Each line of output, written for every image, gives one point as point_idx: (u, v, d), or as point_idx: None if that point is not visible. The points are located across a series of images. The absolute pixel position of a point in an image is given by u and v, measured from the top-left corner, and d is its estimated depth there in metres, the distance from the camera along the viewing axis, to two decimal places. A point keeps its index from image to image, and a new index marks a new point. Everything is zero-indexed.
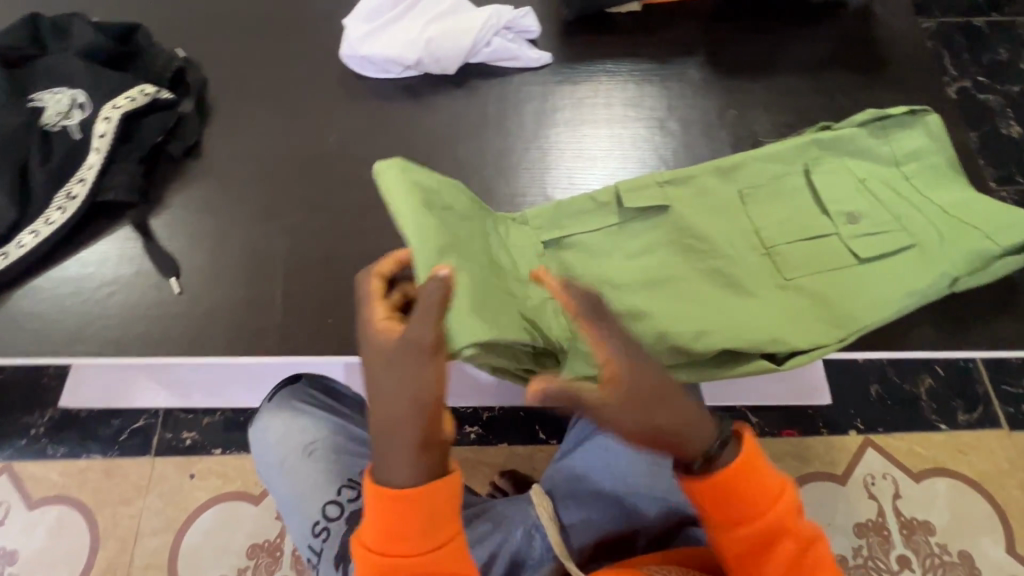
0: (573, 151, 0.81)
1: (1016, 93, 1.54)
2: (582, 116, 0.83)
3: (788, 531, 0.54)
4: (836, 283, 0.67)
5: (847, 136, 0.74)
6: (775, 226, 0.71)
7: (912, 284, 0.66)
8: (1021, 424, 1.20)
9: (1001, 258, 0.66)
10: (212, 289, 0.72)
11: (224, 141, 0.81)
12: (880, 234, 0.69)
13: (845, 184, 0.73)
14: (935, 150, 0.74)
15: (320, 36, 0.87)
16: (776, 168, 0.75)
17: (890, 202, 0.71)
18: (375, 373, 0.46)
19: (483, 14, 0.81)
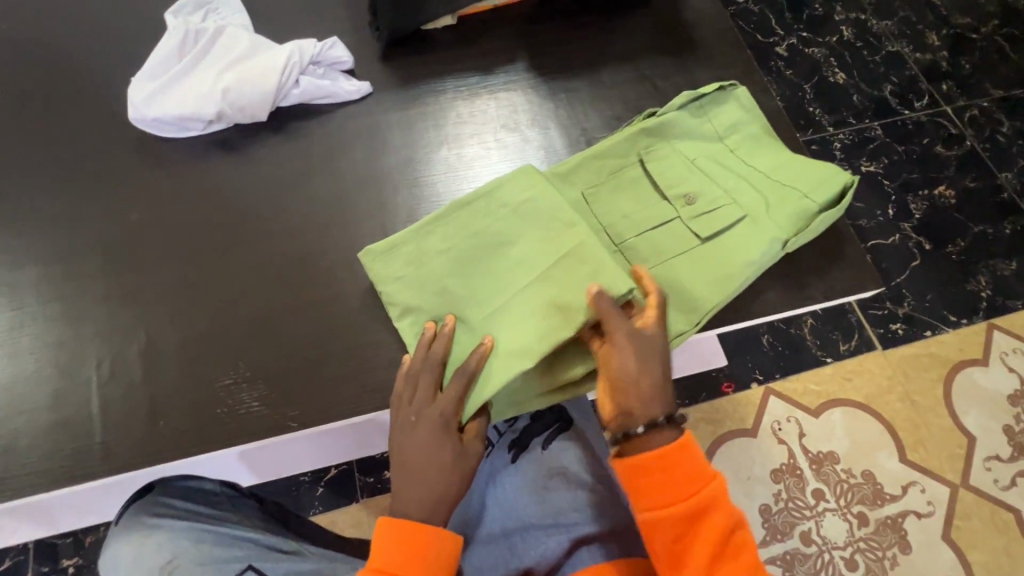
0: (410, 179, 0.76)
1: (836, 42, 1.69)
2: (415, 140, 0.79)
3: (714, 513, 0.55)
4: (685, 267, 0.69)
5: (671, 120, 0.76)
6: (622, 222, 0.71)
7: (750, 253, 0.68)
8: (890, 341, 1.32)
9: (818, 215, 0.71)
10: (19, 415, 0.62)
11: (10, 239, 0.70)
12: (717, 210, 0.71)
13: (679, 167, 0.74)
14: (749, 121, 0.78)
15: (108, 101, 0.78)
16: (613, 163, 0.75)
17: (720, 177, 0.74)
18: (424, 436, 0.58)
19: (283, 52, 0.76)
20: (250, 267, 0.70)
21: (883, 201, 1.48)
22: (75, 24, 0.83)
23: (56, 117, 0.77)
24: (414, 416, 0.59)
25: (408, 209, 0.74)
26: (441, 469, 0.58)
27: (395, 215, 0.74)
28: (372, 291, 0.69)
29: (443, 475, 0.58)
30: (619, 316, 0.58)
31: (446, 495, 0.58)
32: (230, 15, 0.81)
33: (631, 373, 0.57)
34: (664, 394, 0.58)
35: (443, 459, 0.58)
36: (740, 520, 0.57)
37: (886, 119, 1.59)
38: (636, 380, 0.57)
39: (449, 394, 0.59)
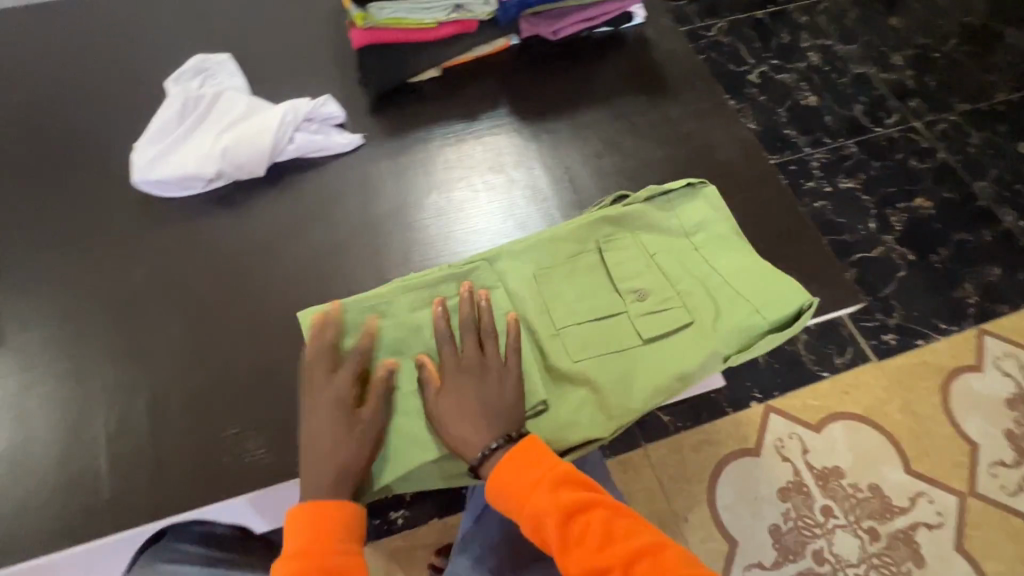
0: (390, 233, 0.79)
1: (805, 67, 1.77)
2: (390, 197, 0.82)
3: (608, 545, 0.55)
4: (621, 366, 0.68)
5: (636, 212, 0.76)
6: (565, 312, 0.71)
7: (688, 364, 0.68)
8: (885, 353, 1.34)
9: (766, 335, 0.69)
10: (22, 478, 0.63)
11: (19, 302, 0.73)
12: (665, 310, 0.71)
13: (635, 260, 0.74)
14: (718, 218, 0.77)
15: (112, 166, 0.82)
16: (571, 248, 0.75)
17: (675, 275, 0.73)
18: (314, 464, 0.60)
19: (279, 112, 0.80)
20: (251, 318, 0.72)
21: (864, 215, 1.53)
22: (80, 95, 0.88)
23: (64, 183, 0.81)
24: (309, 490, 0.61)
25: (381, 266, 0.76)
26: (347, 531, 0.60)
27: (380, 267, 0.76)
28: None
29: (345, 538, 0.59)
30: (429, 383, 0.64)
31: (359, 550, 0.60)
32: (227, 80, 0.86)
33: (462, 432, 0.62)
34: (498, 422, 0.62)
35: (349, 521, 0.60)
36: (650, 540, 0.55)
37: (859, 137, 1.66)
38: (467, 433, 0.62)
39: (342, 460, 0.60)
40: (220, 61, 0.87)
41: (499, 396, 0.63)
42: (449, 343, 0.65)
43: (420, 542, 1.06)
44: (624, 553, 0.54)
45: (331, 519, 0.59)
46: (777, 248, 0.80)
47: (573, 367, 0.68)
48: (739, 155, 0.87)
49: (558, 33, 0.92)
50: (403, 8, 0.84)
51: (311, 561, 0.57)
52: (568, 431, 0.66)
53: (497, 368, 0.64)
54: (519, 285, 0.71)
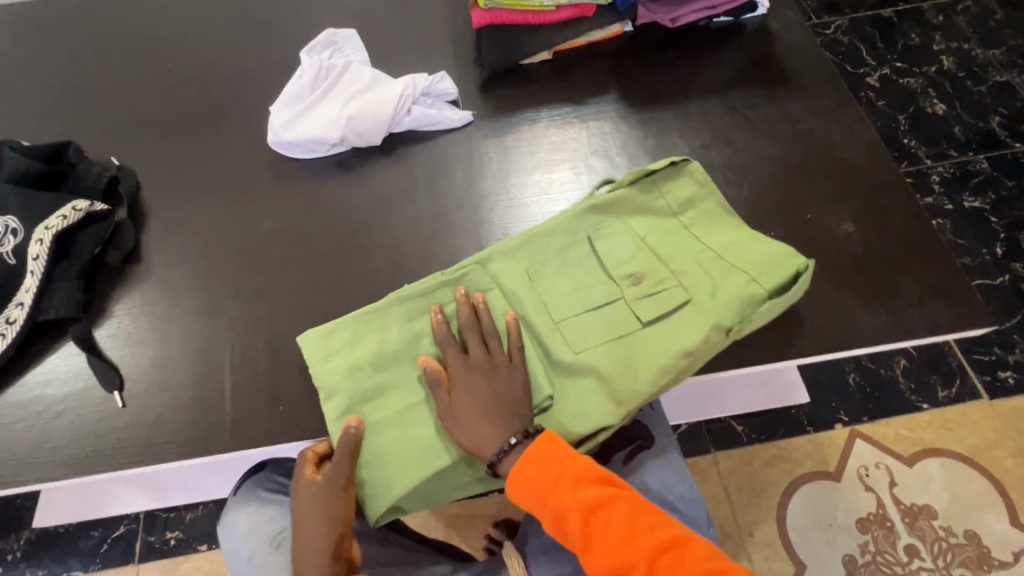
0: (482, 209, 0.82)
1: (934, 72, 1.62)
2: (480, 174, 0.84)
3: (631, 539, 0.58)
4: (621, 353, 0.68)
5: (619, 199, 0.74)
6: (561, 306, 0.70)
7: (688, 341, 0.66)
8: (999, 391, 1.21)
9: (767, 300, 0.67)
10: (161, 392, 0.72)
11: (166, 241, 0.82)
12: (660, 292, 0.69)
13: (626, 245, 0.72)
14: (705, 195, 0.74)
15: (250, 127, 0.90)
16: (561, 242, 0.74)
17: (668, 255, 0.72)
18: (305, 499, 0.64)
19: (400, 85, 0.85)
20: (360, 275, 0.78)
21: (990, 238, 1.39)
22: (226, 62, 0.97)
23: (208, 140, 0.90)
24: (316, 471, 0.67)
25: (469, 243, 0.79)
26: (326, 518, 0.64)
27: (475, 242, 0.79)
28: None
29: (320, 522, 0.64)
30: (439, 386, 0.65)
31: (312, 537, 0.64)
32: (353, 53, 0.92)
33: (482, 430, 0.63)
34: (511, 419, 0.64)
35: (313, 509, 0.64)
36: (673, 534, 0.58)
37: (992, 152, 1.50)
38: (482, 436, 0.63)
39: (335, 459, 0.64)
40: (348, 35, 0.93)
41: (510, 392, 0.65)
42: (451, 344, 0.67)
43: (479, 513, 1.08)
44: (646, 547, 0.57)
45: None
46: (897, 258, 0.75)
47: (574, 359, 0.68)
48: (862, 157, 0.82)
49: (676, 22, 0.90)
50: None
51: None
52: (584, 421, 0.66)
53: (504, 365, 0.66)
54: (513, 283, 0.72)
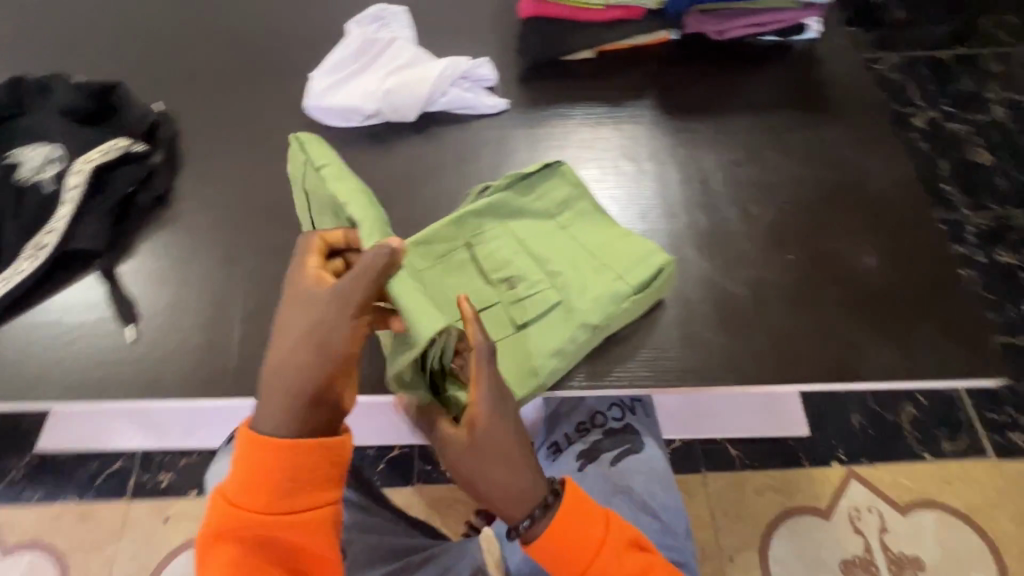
0: None
1: (984, 121, 1.59)
2: (504, 163, 0.85)
3: (627, 554, 0.58)
4: (503, 359, 0.66)
5: (499, 200, 0.74)
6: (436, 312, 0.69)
7: (562, 341, 0.68)
8: (1007, 452, 1.18)
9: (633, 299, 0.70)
10: (172, 334, 0.74)
11: (196, 188, 0.84)
12: (533, 295, 0.69)
13: (503, 249, 0.72)
14: (580, 196, 0.76)
15: (291, 90, 0.92)
16: (440, 248, 0.72)
17: (544, 256, 0.72)
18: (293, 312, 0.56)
19: (440, 65, 0.86)
20: None
21: (1019, 296, 1.36)
22: (276, 24, 0.99)
23: (248, 96, 0.92)
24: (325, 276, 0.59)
25: None
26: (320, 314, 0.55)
27: None
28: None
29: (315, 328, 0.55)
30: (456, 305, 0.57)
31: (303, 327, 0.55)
32: (400, 29, 0.93)
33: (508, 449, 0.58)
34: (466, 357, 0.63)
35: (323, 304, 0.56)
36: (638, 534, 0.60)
37: None
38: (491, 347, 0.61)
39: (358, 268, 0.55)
40: (397, 11, 0.95)
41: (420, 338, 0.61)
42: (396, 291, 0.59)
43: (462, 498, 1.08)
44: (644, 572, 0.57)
45: (265, 476, 0.54)
46: (917, 298, 0.74)
47: None
48: (895, 193, 0.81)
49: (722, 34, 0.90)
50: None
51: (243, 520, 0.54)
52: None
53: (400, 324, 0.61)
54: None
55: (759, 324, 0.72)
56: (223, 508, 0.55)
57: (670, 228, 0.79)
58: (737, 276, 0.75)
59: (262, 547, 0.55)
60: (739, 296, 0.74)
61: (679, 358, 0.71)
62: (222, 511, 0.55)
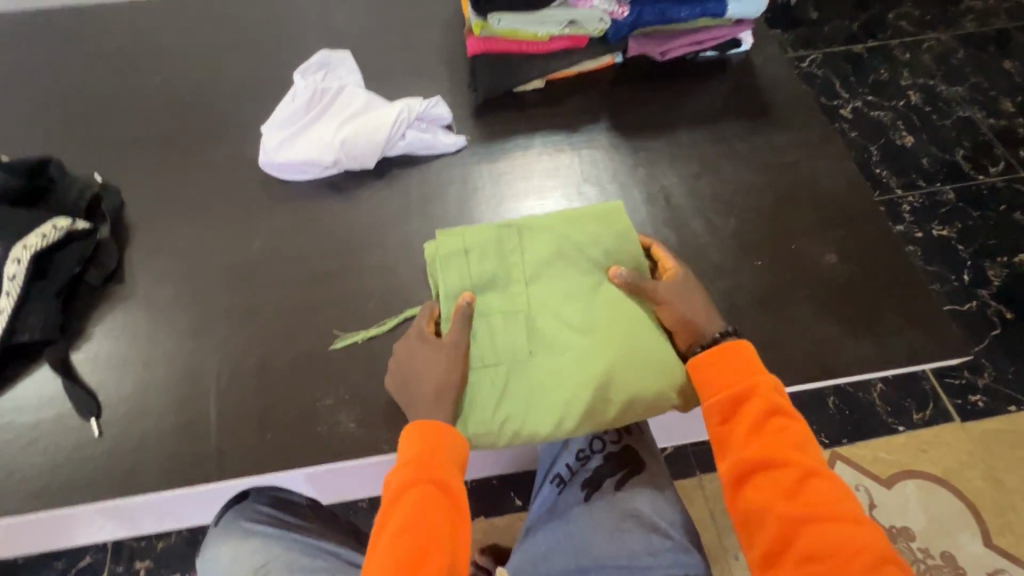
0: None
1: (902, 106, 1.71)
2: (471, 199, 0.85)
3: (812, 481, 0.54)
4: (631, 344, 0.65)
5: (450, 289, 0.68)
6: (531, 404, 0.65)
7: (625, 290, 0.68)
8: (970, 413, 1.26)
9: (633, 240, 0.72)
10: (140, 420, 0.69)
11: (149, 260, 0.80)
12: (585, 297, 0.68)
13: (517, 318, 0.67)
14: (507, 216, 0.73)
15: (241, 146, 0.90)
16: (490, 354, 0.66)
17: (539, 266, 0.69)
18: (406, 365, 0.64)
19: (394, 109, 0.85)
20: (351, 299, 0.77)
21: (958, 266, 1.46)
22: (218, 79, 0.97)
23: (196, 157, 0.89)
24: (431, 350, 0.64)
25: None
26: (432, 375, 0.62)
27: None
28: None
29: (426, 377, 0.62)
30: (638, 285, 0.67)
31: (433, 408, 0.61)
32: (347, 75, 0.92)
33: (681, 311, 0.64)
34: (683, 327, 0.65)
35: (421, 364, 0.63)
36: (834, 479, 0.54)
37: (957, 184, 1.58)
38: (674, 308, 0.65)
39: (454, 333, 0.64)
40: (342, 57, 0.94)
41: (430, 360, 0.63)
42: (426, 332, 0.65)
43: None
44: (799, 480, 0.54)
45: (450, 439, 0.59)
46: (878, 287, 0.78)
47: (620, 377, 0.64)
48: (843, 190, 0.85)
49: (665, 55, 0.93)
50: (521, 20, 0.85)
51: (424, 471, 0.56)
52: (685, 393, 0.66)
53: (428, 348, 0.64)
54: (519, 407, 0.65)
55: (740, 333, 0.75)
56: (400, 471, 0.57)
57: None
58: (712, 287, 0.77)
59: (448, 496, 0.56)
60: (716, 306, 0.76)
61: None
62: (406, 473, 0.56)
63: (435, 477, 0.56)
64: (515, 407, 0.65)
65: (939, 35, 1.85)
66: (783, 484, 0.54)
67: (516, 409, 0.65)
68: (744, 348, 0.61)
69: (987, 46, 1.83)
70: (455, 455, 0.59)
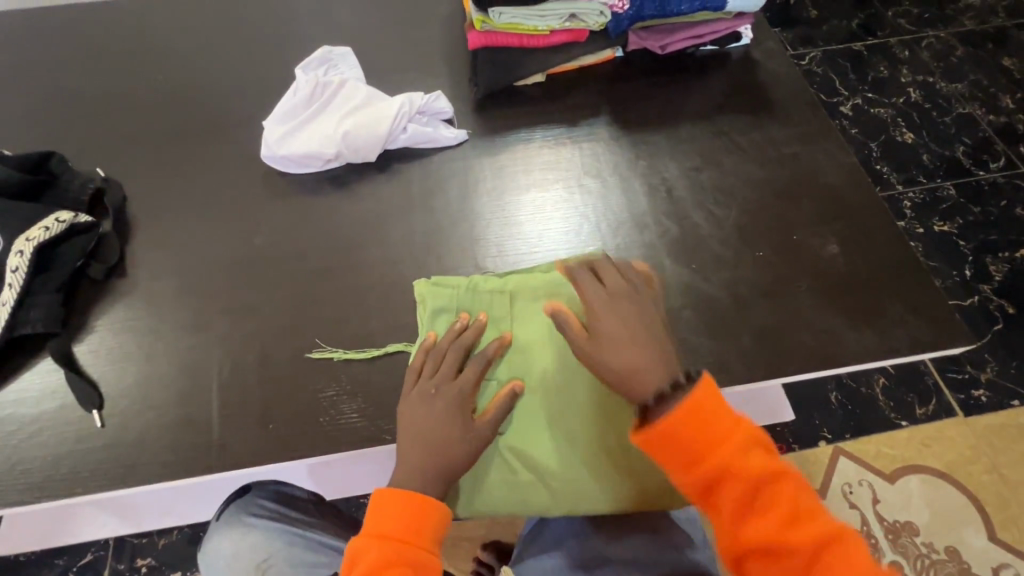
0: (454, 236, 0.81)
1: (901, 103, 1.72)
2: (473, 193, 0.85)
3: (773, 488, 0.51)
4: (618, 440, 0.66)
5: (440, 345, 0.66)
6: (502, 492, 0.66)
7: None
8: (973, 408, 1.25)
9: None
10: (143, 412, 0.69)
11: (152, 254, 0.80)
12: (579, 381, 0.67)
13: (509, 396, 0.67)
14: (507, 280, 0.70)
15: (243, 141, 0.90)
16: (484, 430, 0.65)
17: (534, 345, 0.68)
18: (413, 407, 0.62)
19: (395, 102, 0.85)
20: (352, 292, 0.77)
21: (959, 262, 1.46)
22: (221, 75, 0.97)
23: (198, 152, 0.89)
24: (443, 401, 0.62)
25: (439, 270, 0.78)
26: (434, 437, 0.60)
27: (458, 265, 0.79)
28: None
29: (426, 435, 0.60)
30: (572, 328, 0.60)
31: (415, 463, 0.59)
32: (348, 71, 0.93)
33: (634, 361, 0.56)
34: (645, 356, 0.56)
35: (436, 412, 0.61)
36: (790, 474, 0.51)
37: (957, 179, 1.59)
38: (630, 359, 0.56)
39: (492, 412, 0.64)
40: (343, 53, 0.95)
41: (442, 427, 0.61)
42: (441, 372, 0.63)
43: (466, 534, 1.05)
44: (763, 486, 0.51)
45: (426, 516, 0.58)
46: (880, 278, 0.78)
47: (598, 472, 0.66)
48: (845, 182, 0.85)
49: (665, 49, 0.93)
50: (521, 13, 0.86)
51: (409, 550, 0.56)
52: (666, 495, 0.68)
53: (440, 398, 0.62)
54: (500, 486, 0.66)
55: (741, 324, 0.75)
56: (371, 546, 0.56)
57: (642, 239, 0.80)
58: (712, 280, 0.77)
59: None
60: (717, 298, 0.76)
61: None
62: (391, 549, 0.56)
63: (410, 556, 0.56)
64: (494, 485, 0.66)
65: (939, 32, 1.85)
66: (745, 494, 0.50)
67: (494, 485, 0.66)
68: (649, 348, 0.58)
69: (986, 43, 1.83)
70: (430, 533, 0.58)
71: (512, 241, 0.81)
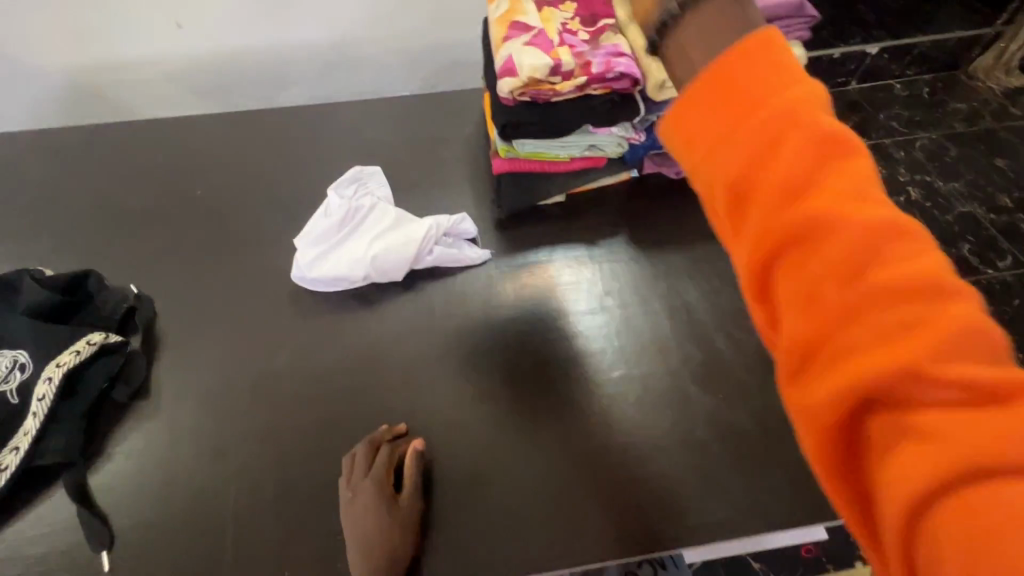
0: (479, 361, 0.81)
1: (903, 202, 1.78)
2: (497, 316, 0.85)
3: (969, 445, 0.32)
4: None
5: None
6: None
7: None
8: None
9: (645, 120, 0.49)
10: (154, 552, 0.66)
11: (176, 375, 0.80)
12: None
13: None
14: None
15: (274, 257, 0.93)
16: None
17: None
18: (348, 509, 0.67)
19: (424, 225, 0.89)
20: (375, 418, 0.76)
21: None
22: (256, 192, 1.03)
23: (229, 268, 0.92)
24: (367, 495, 0.67)
25: (463, 396, 0.77)
26: (369, 533, 0.65)
27: (482, 391, 0.78)
28: (473, 461, 0.73)
29: (363, 535, 0.65)
30: None
31: (359, 563, 0.64)
32: (378, 190, 0.98)
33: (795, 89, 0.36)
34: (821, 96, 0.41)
35: (365, 511, 0.66)
36: None
37: (968, 277, 1.61)
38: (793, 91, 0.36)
39: (409, 478, 0.69)
40: (373, 173, 1.01)
41: (373, 522, 0.65)
42: (360, 472, 0.69)
43: None
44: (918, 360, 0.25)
45: None
46: None
47: None
48: None
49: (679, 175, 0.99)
50: (545, 144, 0.90)
51: None
52: None
53: (365, 498, 0.67)
54: None
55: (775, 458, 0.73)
56: None
57: (666, 365, 0.80)
58: (741, 408, 0.76)
59: None
60: (747, 428, 0.75)
61: (706, 509, 0.69)
62: None
63: None
64: None
65: (931, 134, 1.95)
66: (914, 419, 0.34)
67: None
68: (780, 54, 0.31)
69: (977, 144, 1.93)
70: None
71: (535, 361, 0.80)
